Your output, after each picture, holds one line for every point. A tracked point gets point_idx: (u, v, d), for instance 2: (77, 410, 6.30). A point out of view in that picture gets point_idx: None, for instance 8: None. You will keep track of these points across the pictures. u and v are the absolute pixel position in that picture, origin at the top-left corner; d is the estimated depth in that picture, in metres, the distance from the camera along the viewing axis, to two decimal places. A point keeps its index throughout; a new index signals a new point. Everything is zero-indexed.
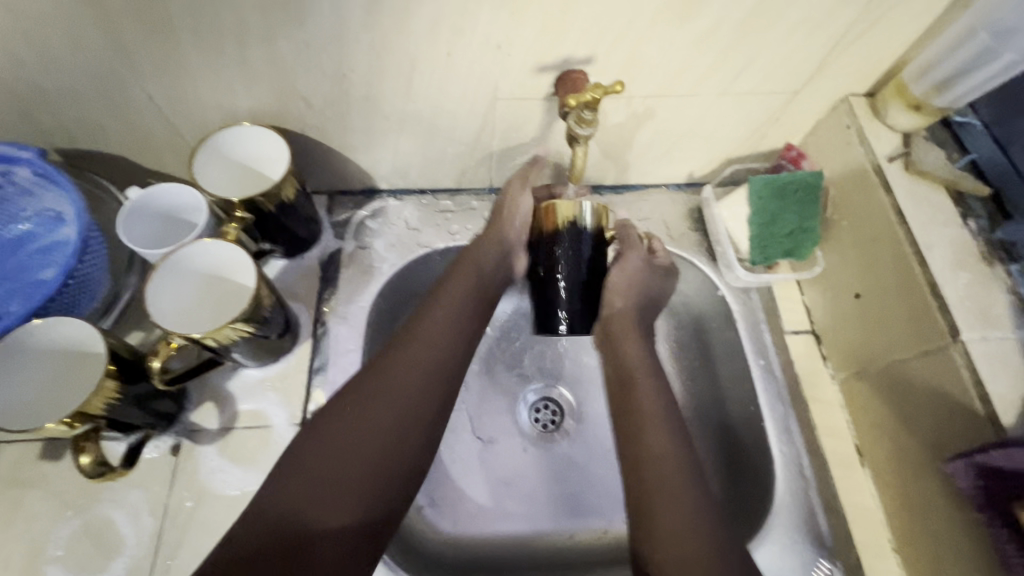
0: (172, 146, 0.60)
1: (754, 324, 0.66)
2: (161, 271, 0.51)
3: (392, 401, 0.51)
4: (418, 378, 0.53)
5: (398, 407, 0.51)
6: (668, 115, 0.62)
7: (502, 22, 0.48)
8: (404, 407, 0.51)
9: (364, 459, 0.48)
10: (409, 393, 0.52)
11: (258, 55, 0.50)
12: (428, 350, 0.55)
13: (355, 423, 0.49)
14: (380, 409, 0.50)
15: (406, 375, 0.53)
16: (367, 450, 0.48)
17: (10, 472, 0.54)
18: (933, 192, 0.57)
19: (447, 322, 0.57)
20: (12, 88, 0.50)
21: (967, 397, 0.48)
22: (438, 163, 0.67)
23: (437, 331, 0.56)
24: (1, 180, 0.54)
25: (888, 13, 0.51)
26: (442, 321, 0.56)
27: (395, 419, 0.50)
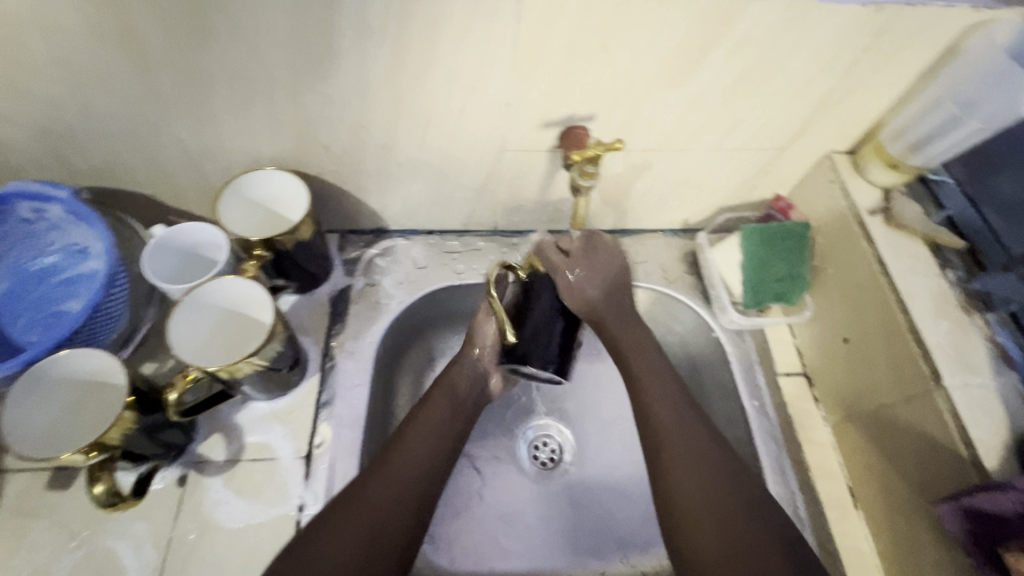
0: (196, 186, 0.63)
1: (748, 366, 0.68)
2: (183, 307, 0.53)
3: (392, 475, 0.51)
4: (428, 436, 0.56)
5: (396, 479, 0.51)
6: (663, 167, 0.66)
7: (512, 83, 0.53)
8: (403, 482, 0.51)
9: (362, 530, 0.47)
10: (407, 472, 0.52)
11: (286, 108, 0.54)
12: (423, 431, 0.56)
13: (355, 495, 0.49)
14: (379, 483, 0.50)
15: (403, 450, 0.53)
16: (362, 521, 0.48)
17: (16, 501, 0.54)
18: (913, 244, 0.61)
19: (442, 398, 0.59)
20: (53, 131, 0.54)
21: (952, 441, 0.50)
22: (446, 206, 0.70)
23: (435, 413, 0.58)
24: (32, 216, 0.57)
25: (864, 82, 0.56)
26: (438, 402, 0.59)
27: (393, 492, 0.50)
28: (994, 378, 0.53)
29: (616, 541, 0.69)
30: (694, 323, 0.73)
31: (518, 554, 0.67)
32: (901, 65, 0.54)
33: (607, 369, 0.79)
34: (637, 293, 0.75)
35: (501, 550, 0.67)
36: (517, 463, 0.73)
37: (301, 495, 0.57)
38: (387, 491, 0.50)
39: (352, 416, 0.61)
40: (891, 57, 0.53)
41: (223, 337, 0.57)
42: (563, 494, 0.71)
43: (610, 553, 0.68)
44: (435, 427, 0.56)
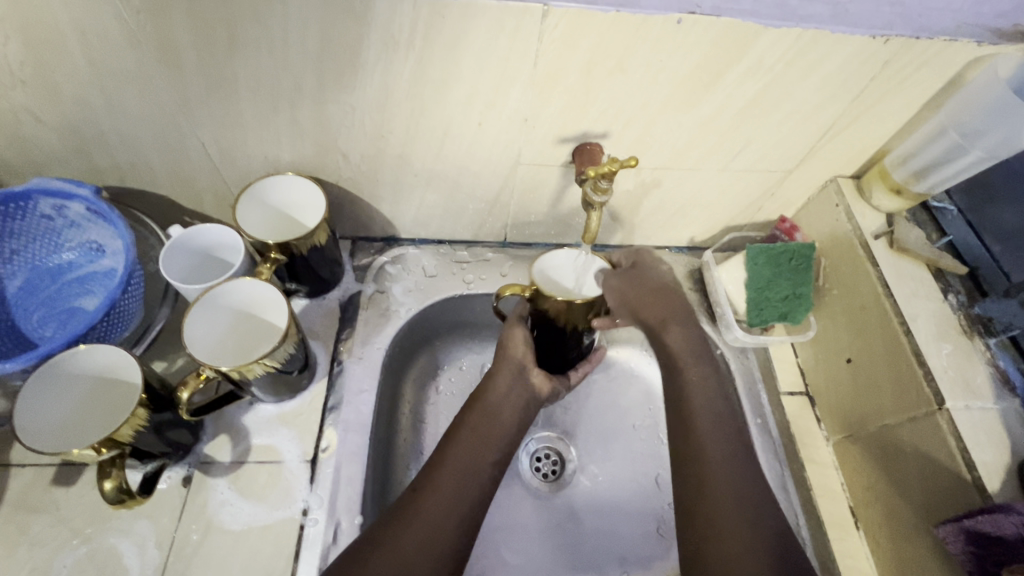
0: (213, 189, 0.64)
1: (751, 383, 0.69)
2: (198, 306, 0.54)
3: (443, 490, 0.51)
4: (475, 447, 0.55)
5: (451, 489, 0.52)
6: (672, 185, 0.68)
7: (530, 100, 0.55)
8: (454, 491, 0.52)
9: (419, 538, 0.48)
10: (461, 477, 0.53)
11: (308, 116, 0.55)
12: (469, 447, 0.55)
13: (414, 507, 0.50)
14: (420, 510, 0.50)
15: (445, 468, 0.53)
16: (419, 534, 0.48)
17: (20, 496, 0.54)
18: (915, 268, 0.62)
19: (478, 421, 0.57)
20: (79, 130, 0.55)
21: (954, 462, 0.51)
22: (458, 216, 0.71)
23: (481, 426, 0.57)
24: (53, 213, 0.58)
25: (869, 110, 0.58)
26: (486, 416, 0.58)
27: (450, 505, 0.51)
28: (995, 401, 0.54)
29: (615, 554, 0.69)
30: None
31: (517, 566, 0.66)
32: (906, 94, 0.56)
33: (614, 383, 0.80)
34: None
35: (499, 560, 0.67)
36: (519, 474, 0.73)
37: (307, 498, 0.57)
38: (441, 506, 0.50)
39: (359, 421, 0.62)
40: (897, 86, 0.55)
41: (234, 338, 0.57)
42: (563, 506, 0.72)
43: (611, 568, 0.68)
44: (482, 435, 0.56)
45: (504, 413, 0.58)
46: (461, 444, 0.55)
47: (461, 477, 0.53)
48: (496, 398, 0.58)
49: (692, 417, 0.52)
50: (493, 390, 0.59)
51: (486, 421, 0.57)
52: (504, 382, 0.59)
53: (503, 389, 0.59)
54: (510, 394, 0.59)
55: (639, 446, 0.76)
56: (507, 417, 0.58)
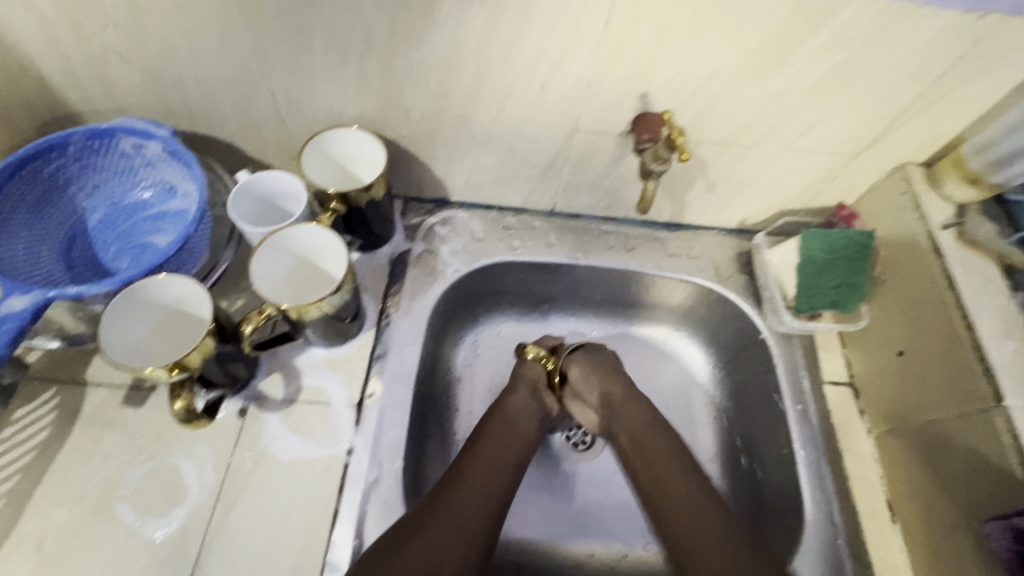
0: (278, 139, 0.66)
1: (794, 369, 0.68)
2: (263, 248, 0.56)
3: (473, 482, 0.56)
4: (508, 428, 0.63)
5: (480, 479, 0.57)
6: (730, 162, 0.66)
7: (596, 63, 0.54)
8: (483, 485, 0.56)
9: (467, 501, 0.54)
10: (485, 474, 0.57)
11: (375, 70, 0.56)
12: (497, 448, 0.60)
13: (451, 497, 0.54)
14: (461, 487, 0.55)
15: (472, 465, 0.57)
16: (456, 522, 0.52)
17: (94, 412, 0.58)
18: (983, 262, 0.60)
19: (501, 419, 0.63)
20: (160, 72, 0.58)
21: (1007, 461, 0.49)
22: (510, 181, 0.72)
23: (502, 435, 0.62)
24: (132, 151, 0.61)
25: (951, 93, 0.55)
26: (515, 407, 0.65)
27: (479, 501, 0.55)
28: None
29: (636, 525, 0.70)
30: (742, 323, 0.73)
31: (541, 527, 0.69)
32: (992, 78, 0.53)
33: (652, 361, 0.80)
34: (687, 287, 0.76)
35: (526, 520, 0.69)
36: (550, 439, 0.74)
37: (351, 439, 0.59)
38: (472, 498, 0.55)
39: (403, 371, 0.64)
40: (986, 68, 0.52)
41: (292, 281, 0.60)
42: (589, 473, 0.73)
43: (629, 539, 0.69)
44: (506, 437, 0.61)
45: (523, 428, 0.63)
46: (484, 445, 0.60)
47: (487, 475, 0.57)
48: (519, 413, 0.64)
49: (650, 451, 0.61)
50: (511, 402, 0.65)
51: (508, 431, 0.62)
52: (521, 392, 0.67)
53: (522, 409, 0.65)
54: (530, 409, 0.66)
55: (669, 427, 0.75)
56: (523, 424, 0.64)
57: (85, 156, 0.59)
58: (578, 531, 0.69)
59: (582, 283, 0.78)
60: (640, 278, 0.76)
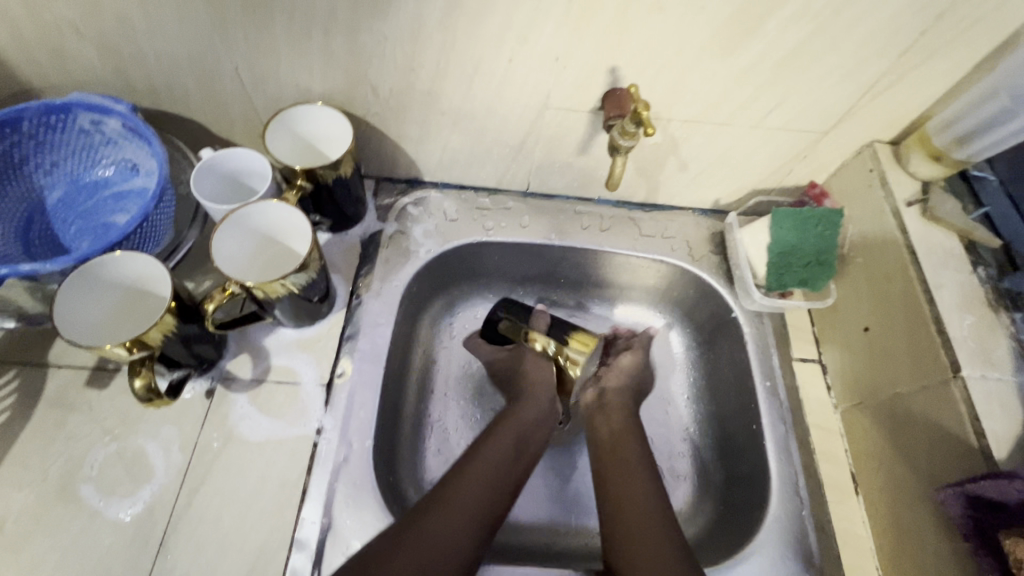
0: (244, 116, 0.65)
1: (764, 347, 0.69)
2: (227, 225, 0.55)
3: (464, 499, 0.53)
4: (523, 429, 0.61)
5: (470, 500, 0.53)
6: (701, 141, 0.66)
7: (563, 37, 0.54)
8: (475, 502, 0.53)
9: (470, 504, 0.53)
10: (478, 494, 0.54)
11: (339, 43, 0.55)
12: (492, 466, 0.57)
13: (425, 518, 0.51)
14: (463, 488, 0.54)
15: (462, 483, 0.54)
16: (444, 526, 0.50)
17: (56, 394, 0.57)
18: (946, 238, 0.60)
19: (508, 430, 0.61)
20: (117, 46, 0.56)
21: (963, 430, 0.51)
22: (482, 160, 0.71)
23: (504, 446, 0.59)
24: (91, 128, 0.59)
25: (917, 69, 0.56)
26: (530, 410, 0.63)
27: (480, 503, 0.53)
28: (1014, 374, 0.53)
29: (586, 505, 0.70)
30: (715, 302, 0.74)
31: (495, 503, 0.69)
32: (956, 53, 0.54)
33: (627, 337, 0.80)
34: (661, 267, 0.76)
35: None
36: None
37: (321, 419, 0.59)
38: (460, 512, 0.52)
39: (374, 351, 0.64)
40: (949, 44, 0.53)
41: (258, 260, 0.59)
42: (550, 451, 0.73)
43: (581, 518, 0.69)
44: (508, 454, 0.58)
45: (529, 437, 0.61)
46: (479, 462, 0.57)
47: (482, 491, 0.54)
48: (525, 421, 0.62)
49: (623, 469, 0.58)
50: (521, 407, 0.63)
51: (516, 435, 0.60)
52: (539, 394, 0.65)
53: (534, 414, 0.63)
54: (540, 416, 0.63)
55: (658, 403, 0.75)
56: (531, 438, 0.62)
57: (41, 132, 0.58)
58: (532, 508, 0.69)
59: (557, 263, 0.78)
60: (615, 258, 0.76)
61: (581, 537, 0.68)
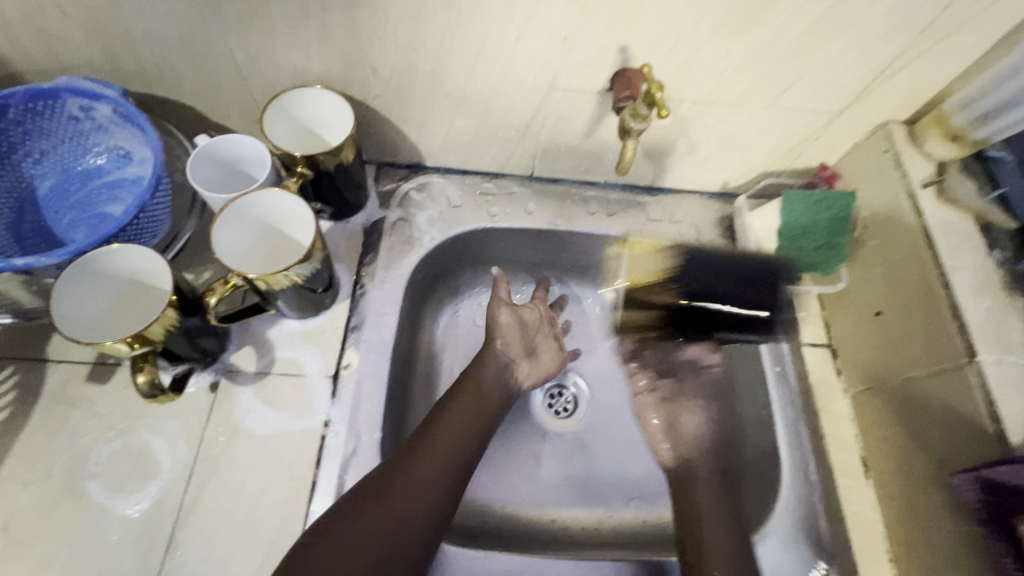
0: (239, 100, 0.63)
1: (773, 332, 0.69)
2: (226, 214, 0.53)
3: (429, 458, 0.53)
4: (482, 389, 0.61)
5: (417, 488, 0.51)
6: (712, 122, 0.65)
7: (572, 14, 0.51)
8: (439, 465, 0.53)
9: (442, 454, 0.54)
10: (440, 457, 0.54)
11: (339, 23, 0.53)
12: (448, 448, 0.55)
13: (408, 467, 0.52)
14: (436, 438, 0.55)
15: (414, 474, 0.52)
16: (424, 477, 0.52)
17: (57, 390, 0.56)
18: (961, 220, 0.59)
19: (469, 396, 0.60)
20: (105, 28, 0.54)
21: (979, 416, 0.50)
22: (486, 144, 0.69)
23: (470, 404, 0.59)
24: (80, 115, 0.57)
25: (937, 45, 0.54)
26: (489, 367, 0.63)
27: (454, 448, 0.55)
28: None
29: (581, 493, 0.70)
30: None
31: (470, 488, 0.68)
32: (979, 29, 0.52)
33: None
34: None
35: (508, 487, 0.69)
36: (532, 406, 0.74)
37: (328, 411, 0.58)
38: (438, 457, 0.54)
39: (379, 342, 0.63)
40: (970, 19, 0.51)
41: (260, 250, 0.58)
42: (537, 436, 0.73)
43: (559, 503, 0.69)
44: (462, 429, 0.57)
45: (484, 395, 0.61)
46: (438, 430, 0.56)
47: (433, 478, 0.52)
48: (483, 383, 0.62)
49: (693, 484, 0.61)
50: (478, 373, 0.62)
51: (475, 401, 0.60)
52: (489, 369, 0.63)
53: (491, 378, 0.62)
54: (499, 380, 0.63)
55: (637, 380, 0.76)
56: (493, 396, 0.62)
57: (28, 119, 0.55)
58: (509, 494, 0.69)
59: (563, 250, 0.76)
60: (621, 243, 0.75)
61: (560, 522, 0.68)
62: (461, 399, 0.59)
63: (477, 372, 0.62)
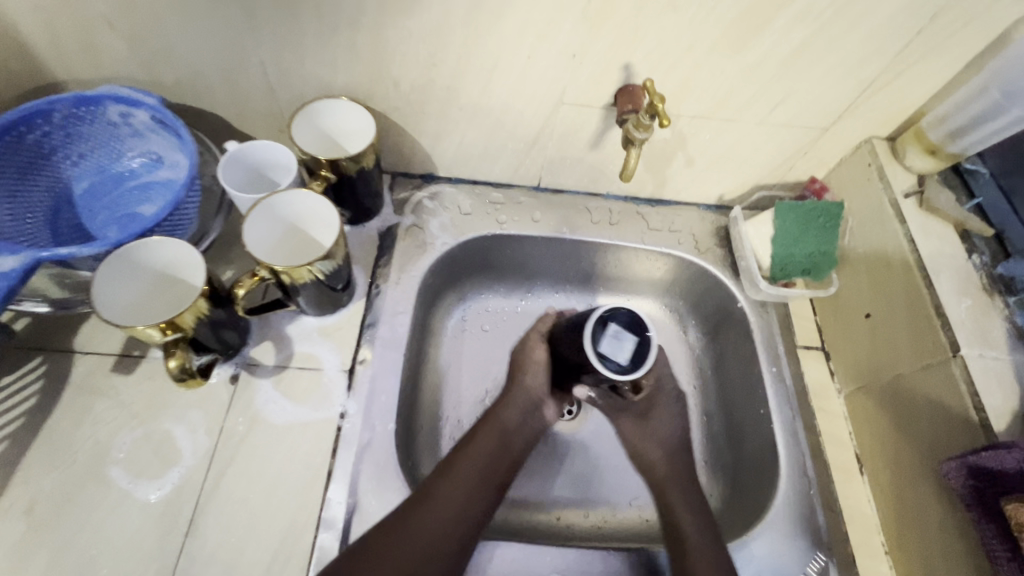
0: (266, 110, 0.67)
1: (769, 334, 0.72)
2: (256, 212, 0.57)
3: (445, 498, 0.53)
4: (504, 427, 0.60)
5: (431, 530, 0.51)
6: (708, 136, 0.69)
7: (580, 34, 0.56)
8: (455, 507, 0.53)
9: (458, 496, 0.53)
10: (457, 498, 0.53)
11: (365, 40, 0.58)
12: (455, 499, 0.53)
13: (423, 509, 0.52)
14: (453, 478, 0.54)
15: (422, 521, 0.51)
16: (438, 519, 0.52)
17: (83, 379, 0.58)
18: (942, 227, 0.64)
19: (491, 433, 0.59)
20: (147, 42, 0.58)
21: (963, 407, 0.53)
22: (496, 155, 0.74)
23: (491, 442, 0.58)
24: (118, 121, 0.61)
25: (912, 67, 0.59)
26: (518, 400, 0.61)
27: (471, 489, 0.54)
28: (1010, 353, 0.55)
29: (583, 492, 0.72)
30: (721, 293, 0.77)
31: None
32: (949, 53, 0.57)
33: None
34: (668, 261, 0.79)
35: (512, 485, 0.71)
36: None
37: (344, 403, 0.60)
38: (454, 499, 0.53)
39: (393, 338, 0.65)
40: (942, 43, 0.56)
41: (284, 248, 0.61)
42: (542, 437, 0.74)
43: (562, 501, 0.71)
44: (482, 469, 0.56)
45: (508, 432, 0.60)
46: (458, 469, 0.55)
47: (451, 521, 0.52)
48: (508, 418, 0.60)
49: (664, 491, 0.60)
50: (505, 406, 0.61)
51: (497, 438, 0.59)
52: (517, 402, 0.61)
53: (516, 416, 0.60)
54: (527, 413, 0.61)
55: None
56: (520, 432, 0.60)
57: (70, 123, 0.59)
58: (514, 492, 0.71)
59: (567, 257, 0.80)
60: (623, 250, 0.79)
61: (564, 519, 0.70)
62: (481, 437, 0.59)
63: (504, 404, 0.61)
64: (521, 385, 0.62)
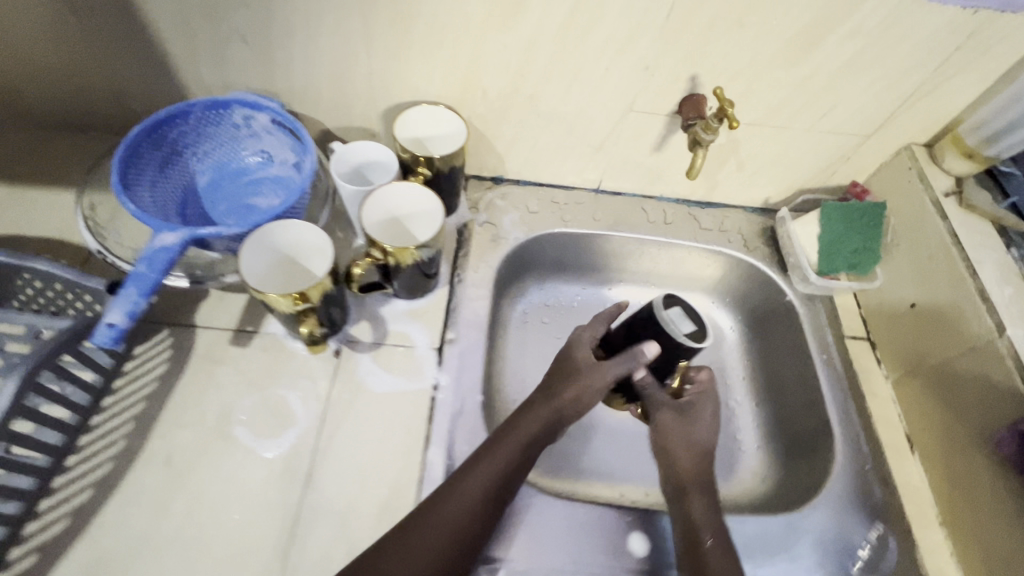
0: (364, 116, 0.75)
1: (818, 325, 0.78)
2: (368, 202, 0.64)
3: (437, 522, 0.52)
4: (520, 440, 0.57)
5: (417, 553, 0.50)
6: (760, 142, 0.76)
7: (656, 48, 0.64)
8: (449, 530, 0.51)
9: (451, 520, 0.52)
10: (452, 520, 0.52)
11: (465, 53, 0.66)
12: (457, 512, 0.52)
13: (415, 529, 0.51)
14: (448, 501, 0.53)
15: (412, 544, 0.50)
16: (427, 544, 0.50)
17: (206, 350, 0.64)
18: (981, 224, 0.70)
19: (507, 449, 0.56)
20: (274, 54, 0.67)
21: (1011, 381, 0.58)
22: (564, 159, 0.81)
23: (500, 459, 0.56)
24: (242, 122, 0.69)
25: (950, 79, 0.66)
26: (546, 404, 0.59)
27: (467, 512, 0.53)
28: None
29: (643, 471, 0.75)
30: (770, 287, 0.82)
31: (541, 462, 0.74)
32: (984, 67, 0.64)
33: None
34: (719, 258, 0.85)
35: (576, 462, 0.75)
36: None
37: (436, 377, 0.66)
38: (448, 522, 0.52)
39: (476, 321, 0.72)
40: (977, 58, 0.63)
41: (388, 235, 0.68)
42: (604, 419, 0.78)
43: (625, 479, 0.74)
44: (484, 489, 0.54)
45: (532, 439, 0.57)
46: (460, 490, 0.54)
47: (437, 545, 0.51)
48: (528, 423, 0.58)
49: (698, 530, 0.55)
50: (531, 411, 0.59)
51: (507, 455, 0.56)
52: (550, 404, 0.59)
53: (548, 414, 0.59)
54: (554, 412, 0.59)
55: None
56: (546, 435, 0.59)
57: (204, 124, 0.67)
58: (579, 469, 0.74)
59: (624, 254, 0.86)
60: (677, 247, 0.85)
61: (628, 497, 0.73)
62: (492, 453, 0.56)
63: (534, 403, 0.60)
64: (568, 379, 0.61)
